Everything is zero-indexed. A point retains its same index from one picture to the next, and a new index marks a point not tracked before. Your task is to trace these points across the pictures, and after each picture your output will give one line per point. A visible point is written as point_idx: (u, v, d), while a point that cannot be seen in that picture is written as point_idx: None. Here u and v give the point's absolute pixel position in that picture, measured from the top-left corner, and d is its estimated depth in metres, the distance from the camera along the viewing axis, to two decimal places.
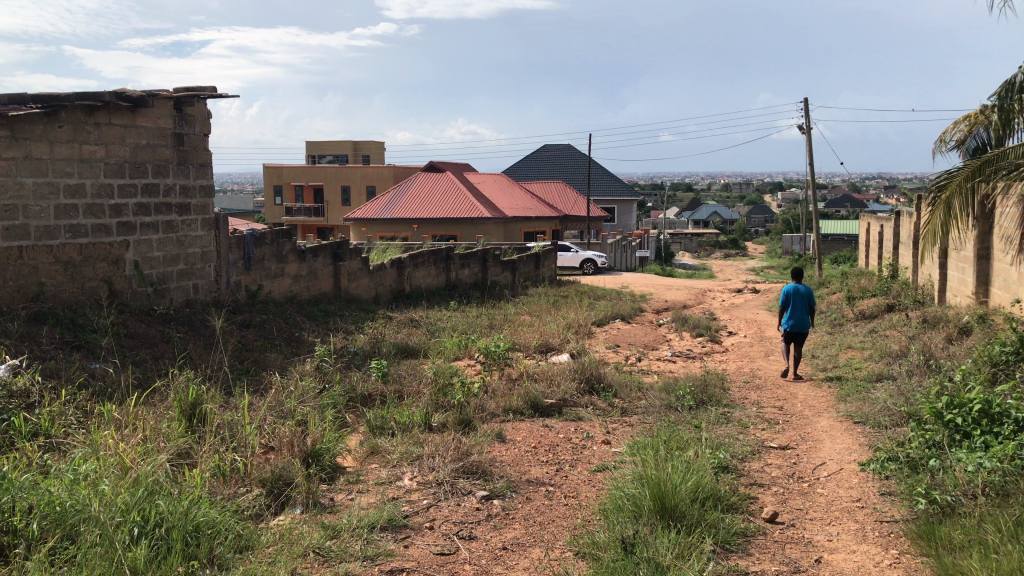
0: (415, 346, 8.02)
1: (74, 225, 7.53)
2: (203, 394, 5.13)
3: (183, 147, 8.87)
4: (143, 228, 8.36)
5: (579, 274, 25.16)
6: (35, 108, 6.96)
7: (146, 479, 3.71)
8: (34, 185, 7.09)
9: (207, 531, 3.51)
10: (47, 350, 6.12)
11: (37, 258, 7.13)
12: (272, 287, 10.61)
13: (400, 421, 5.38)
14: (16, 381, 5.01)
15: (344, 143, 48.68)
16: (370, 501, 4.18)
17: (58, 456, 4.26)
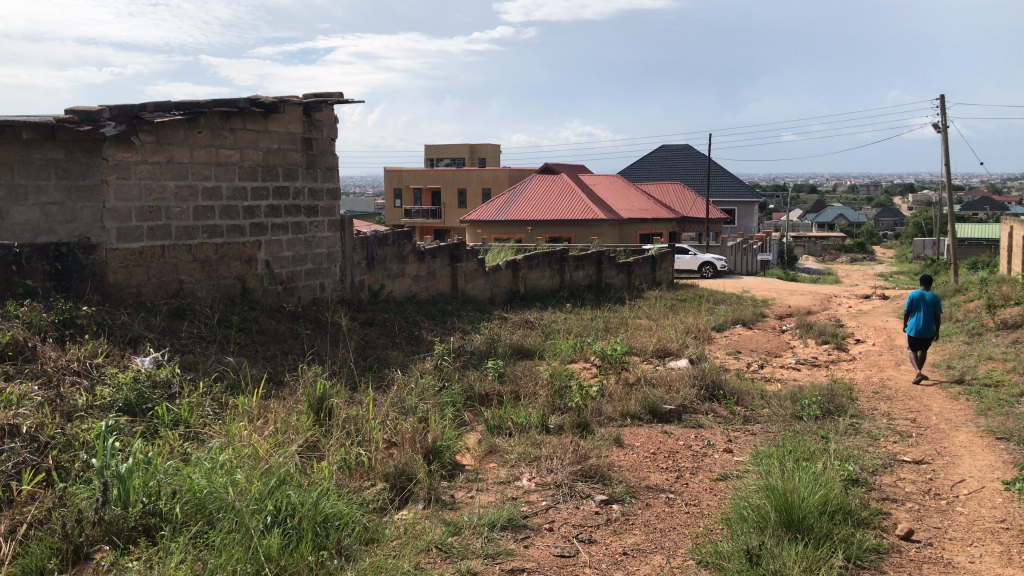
0: (531, 347, 8.07)
1: (211, 225, 7.93)
2: (329, 389, 5.32)
3: (311, 151, 9.21)
4: (274, 229, 8.74)
5: (697, 277, 24.71)
6: (178, 115, 7.33)
7: (278, 469, 3.88)
8: (176, 188, 7.51)
9: (335, 522, 3.64)
10: (186, 343, 6.48)
11: (177, 257, 7.55)
12: (393, 287, 10.89)
13: (518, 422, 5.42)
14: (160, 373, 5.33)
15: (461, 147, 49.55)
16: (490, 499, 4.23)
17: (197, 444, 4.50)
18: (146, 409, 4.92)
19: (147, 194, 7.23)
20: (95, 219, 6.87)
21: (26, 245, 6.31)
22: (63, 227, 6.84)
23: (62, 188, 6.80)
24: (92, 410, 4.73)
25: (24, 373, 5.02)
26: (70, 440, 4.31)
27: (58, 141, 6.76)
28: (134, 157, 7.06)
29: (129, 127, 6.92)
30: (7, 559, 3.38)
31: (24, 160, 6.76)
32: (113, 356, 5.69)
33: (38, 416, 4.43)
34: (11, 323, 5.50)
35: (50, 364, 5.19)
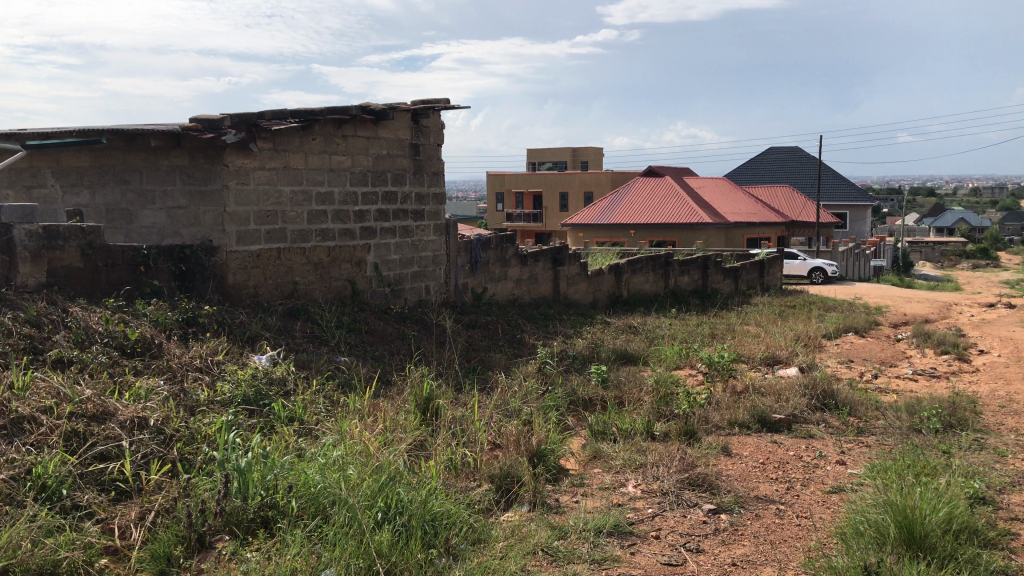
0: (635, 352, 8.01)
1: (324, 229, 8.20)
2: (436, 390, 5.42)
3: (418, 156, 9.41)
4: (383, 233, 8.96)
5: (807, 283, 24.00)
6: (294, 122, 7.58)
7: (389, 467, 3.98)
8: (291, 193, 7.79)
9: (443, 521, 3.70)
10: (300, 343, 6.72)
11: (291, 259, 7.84)
12: (496, 290, 11.01)
13: (623, 428, 5.40)
14: (275, 371, 5.55)
15: (564, 151, 49.62)
16: (595, 505, 4.22)
17: (310, 440, 4.66)
18: (262, 405, 5.12)
19: (264, 198, 7.52)
20: (217, 222, 7.19)
21: (154, 247, 6.62)
22: (185, 229, 7.34)
23: (186, 193, 7.29)
24: (212, 405, 4.96)
25: (151, 368, 5.30)
26: (193, 433, 4.52)
27: (183, 148, 7.25)
28: (253, 163, 7.35)
29: (248, 135, 7.20)
30: (137, 544, 3.60)
31: (154, 166, 7.41)
32: (232, 354, 5.95)
33: (164, 409, 4.67)
34: (139, 321, 5.83)
35: (175, 360, 5.47)
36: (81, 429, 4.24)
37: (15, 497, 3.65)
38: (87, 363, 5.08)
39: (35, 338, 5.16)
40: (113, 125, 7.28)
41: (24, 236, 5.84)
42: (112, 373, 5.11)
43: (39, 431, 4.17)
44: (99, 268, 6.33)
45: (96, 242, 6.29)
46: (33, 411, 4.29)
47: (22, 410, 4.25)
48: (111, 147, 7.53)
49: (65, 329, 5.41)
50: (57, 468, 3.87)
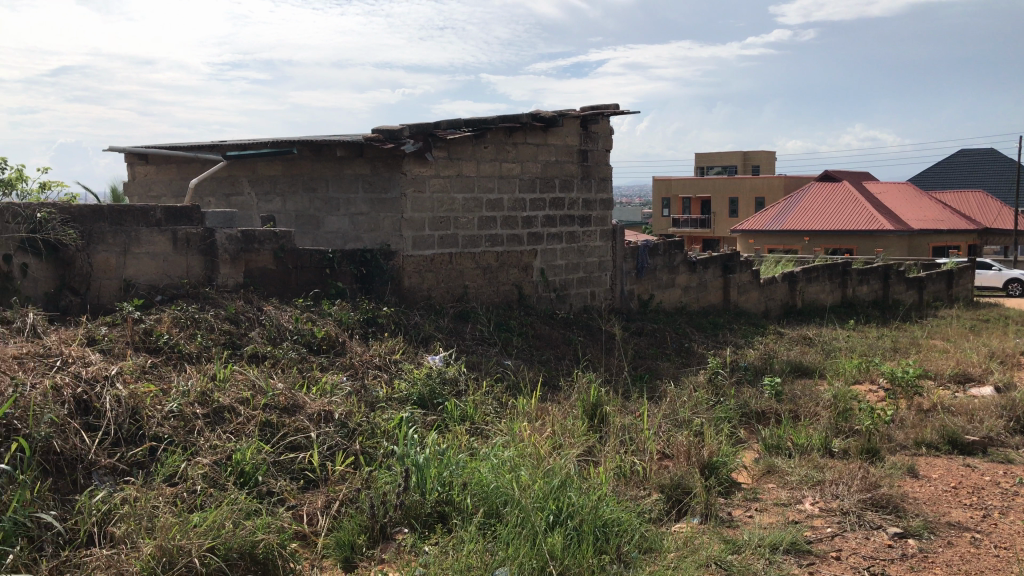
0: (810, 365, 7.69)
1: (493, 235, 8.40)
2: (604, 396, 5.43)
3: (587, 162, 9.47)
4: (550, 239, 9.07)
5: (1002, 295, 22.19)
6: (467, 131, 7.81)
7: (561, 470, 4.04)
8: (463, 200, 8.03)
9: (614, 528, 3.71)
10: (470, 345, 6.91)
11: (462, 263, 8.08)
12: (663, 297, 10.89)
13: (799, 443, 5.20)
14: (449, 371, 5.75)
15: (733, 155, 48.36)
16: (771, 521, 4.10)
17: (483, 440, 4.79)
18: (437, 404, 5.32)
19: (439, 205, 7.80)
20: (394, 228, 7.52)
21: (338, 251, 7.00)
22: (366, 235, 7.73)
23: (367, 200, 7.67)
24: (390, 402, 5.19)
25: (336, 365, 5.63)
26: (373, 428, 4.76)
27: (365, 158, 7.63)
28: (428, 171, 7.64)
29: (425, 144, 7.49)
30: (324, 531, 3.84)
31: (338, 175, 7.86)
32: (408, 353, 6.21)
33: (348, 405, 4.94)
34: (325, 320, 6.19)
35: (357, 358, 5.78)
36: (274, 420, 4.56)
37: (218, 480, 3.97)
38: (279, 358, 5.45)
39: (234, 334, 5.58)
40: (303, 137, 7.78)
41: (225, 240, 6.32)
42: (300, 368, 5.45)
43: (237, 420, 4.51)
44: (289, 270, 6.76)
45: (287, 246, 6.72)
46: (232, 401, 4.64)
47: (223, 400, 4.61)
48: (300, 157, 8.05)
49: (260, 327, 5.82)
50: (254, 455, 4.18)
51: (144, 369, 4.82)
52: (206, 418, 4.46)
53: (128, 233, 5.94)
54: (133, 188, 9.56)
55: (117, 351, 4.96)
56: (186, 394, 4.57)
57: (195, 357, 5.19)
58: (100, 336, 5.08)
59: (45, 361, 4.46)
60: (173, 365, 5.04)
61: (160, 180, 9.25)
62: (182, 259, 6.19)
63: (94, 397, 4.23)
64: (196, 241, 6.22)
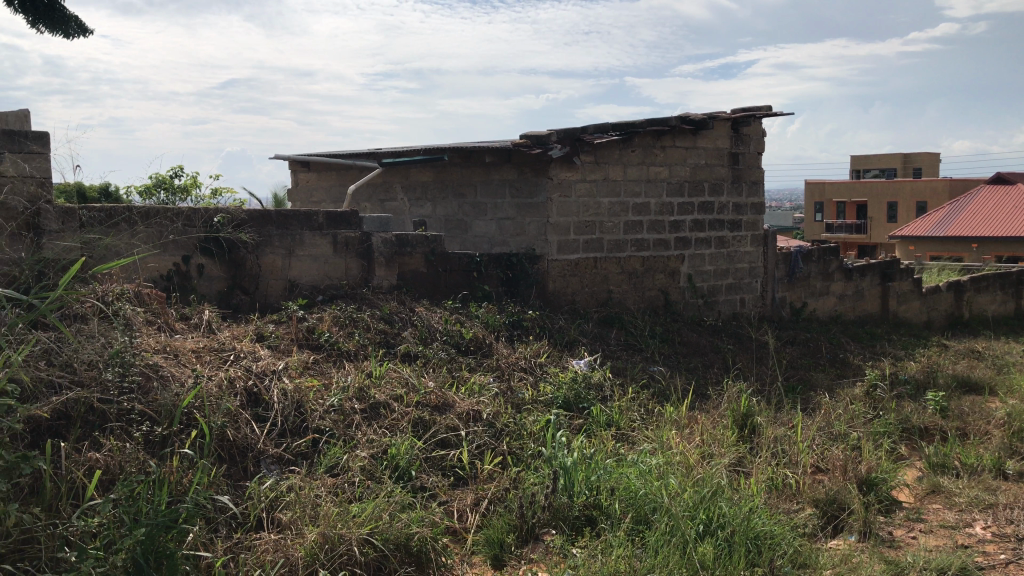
0: (979, 380, 7.21)
1: (639, 239, 8.35)
2: (755, 406, 5.29)
3: (737, 165, 9.26)
4: (699, 244, 8.92)
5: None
6: (614, 135, 7.74)
7: (711, 481, 3.99)
8: (609, 204, 8.02)
9: (767, 541, 3.62)
10: (615, 350, 6.89)
11: (608, 268, 8.08)
12: (817, 305, 10.49)
13: (968, 463, 4.90)
14: (595, 376, 5.75)
15: (893, 158, 45.94)
16: (937, 543, 3.89)
17: (629, 446, 4.78)
18: (582, 408, 5.33)
19: (585, 209, 7.83)
20: (540, 232, 7.60)
21: (485, 255, 7.15)
22: (513, 239, 7.86)
23: (514, 205, 7.80)
24: (536, 404, 5.26)
25: (483, 366, 5.76)
26: (520, 429, 4.84)
27: (513, 163, 7.76)
28: (575, 176, 7.69)
29: (572, 149, 7.54)
30: (474, 528, 3.94)
31: (487, 180, 8.02)
32: (554, 356, 6.27)
33: (495, 405, 5.05)
34: (473, 322, 6.34)
35: (503, 360, 5.89)
36: (426, 417, 4.71)
37: (375, 473, 4.14)
38: (429, 358, 5.63)
39: (388, 333, 5.81)
40: (454, 143, 7.99)
41: (381, 243, 6.58)
42: (450, 368, 5.61)
43: (392, 416, 4.69)
44: (440, 272, 6.96)
45: (437, 249, 6.92)
46: (387, 398, 4.83)
47: (378, 396, 4.81)
48: (451, 163, 8.26)
49: (412, 327, 6.02)
50: (407, 450, 4.34)
51: (307, 365, 5.09)
52: (363, 413, 4.67)
53: (293, 236, 6.28)
54: (296, 194, 10.10)
55: (283, 347, 5.26)
56: (345, 389, 4.79)
57: (352, 354, 5.44)
58: (268, 332, 5.40)
59: (219, 354, 4.78)
60: (333, 362, 5.30)
61: (320, 186, 9.73)
62: (341, 261, 6.50)
63: (263, 390, 4.51)
64: (353, 244, 6.52)
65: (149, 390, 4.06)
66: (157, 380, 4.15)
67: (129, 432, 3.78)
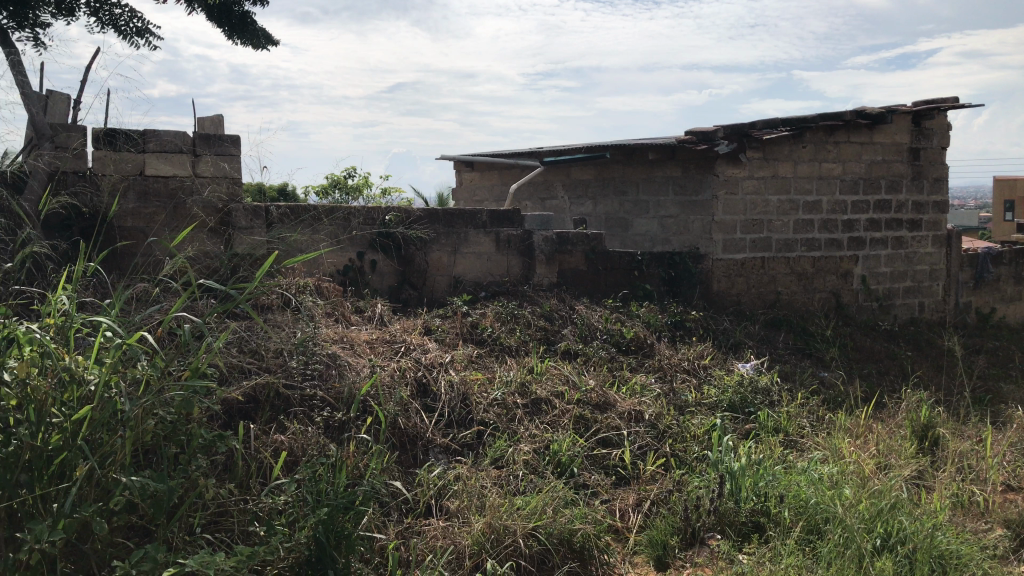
0: None
1: (810, 239, 8.02)
2: (937, 417, 4.98)
3: (918, 161, 8.72)
4: (874, 244, 8.48)
5: None
6: (785, 131, 7.46)
7: (890, 493, 3.80)
8: (778, 202, 7.76)
9: (953, 560, 3.41)
10: (782, 354, 6.66)
11: (775, 269, 7.82)
12: (1007, 311, 9.73)
13: None
14: (761, 380, 5.58)
15: None
16: None
17: (798, 453, 4.62)
18: (748, 412, 5.20)
19: (752, 207, 7.61)
20: (705, 231, 7.48)
21: (647, 253, 7.08)
22: (676, 237, 7.76)
23: (678, 203, 7.70)
24: (699, 407, 5.16)
25: (645, 366, 5.72)
26: (684, 432, 4.77)
27: (676, 160, 7.67)
28: (742, 173, 7.50)
29: (739, 145, 7.34)
30: (636, 528, 3.92)
31: (649, 178, 7.96)
32: (718, 359, 6.13)
33: (657, 406, 5.01)
34: (634, 321, 6.30)
35: (666, 361, 5.83)
36: (587, 415, 4.74)
37: (539, 468, 4.20)
38: (591, 356, 5.64)
39: (550, 330, 5.87)
40: (617, 141, 7.96)
41: (542, 241, 6.65)
42: (611, 367, 5.60)
43: (554, 412, 4.75)
44: (601, 271, 6.95)
45: (598, 248, 6.91)
46: (549, 394, 4.89)
47: (541, 392, 4.88)
48: (613, 161, 8.24)
49: (573, 325, 6.06)
50: (569, 447, 4.38)
51: (472, 359, 5.23)
52: (525, 408, 4.75)
53: (459, 234, 6.46)
54: (461, 193, 10.38)
55: (449, 340, 5.43)
56: (508, 384, 4.88)
57: (515, 349, 5.54)
58: (435, 326, 5.58)
59: (390, 346, 4.99)
60: (495, 356, 5.41)
61: (483, 185, 9.95)
62: (503, 259, 6.63)
63: (431, 381, 4.67)
64: (515, 242, 6.63)
65: (329, 378, 4.31)
66: (334, 368, 4.38)
67: (312, 417, 4.02)
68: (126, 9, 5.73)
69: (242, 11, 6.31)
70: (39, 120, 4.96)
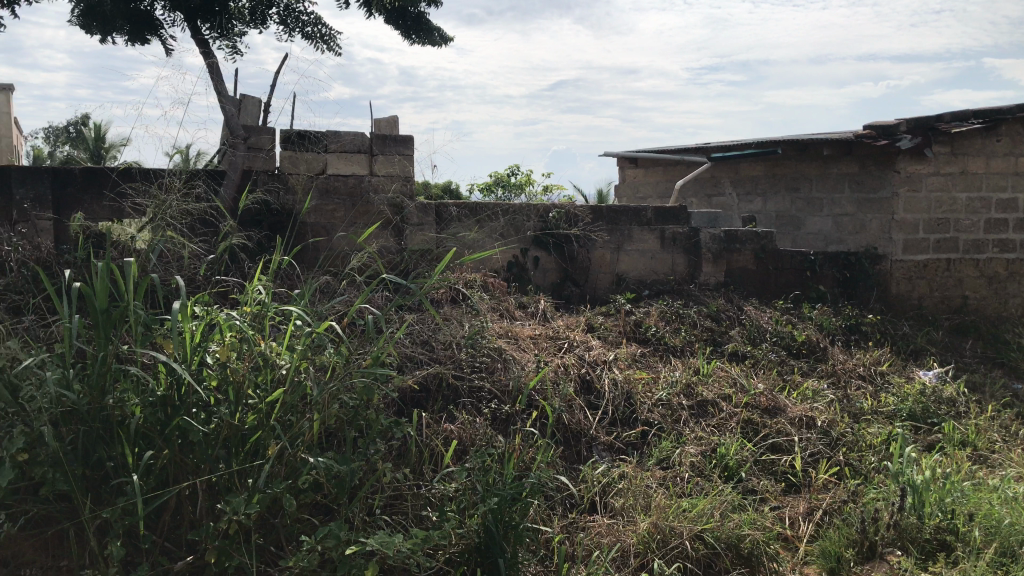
0: None
1: (1004, 239, 7.42)
2: None
3: None
4: None
5: None
6: (976, 123, 6.96)
7: None
8: (967, 200, 7.26)
9: None
10: (970, 362, 6.22)
11: (962, 271, 7.33)
12: None
13: None
14: (945, 390, 5.23)
15: None
16: None
17: (989, 470, 4.30)
18: (931, 423, 4.89)
19: (937, 206, 7.19)
20: (884, 231, 7.20)
21: (821, 253, 6.79)
22: (851, 237, 7.49)
23: (854, 201, 7.42)
24: (876, 415, 4.91)
25: (817, 371, 5.49)
26: (859, 441, 4.55)
27: (853, 156, 7.38)
28: (926, 168, 7.12)
29: (924, 139, 6.98)
30: (807, 538, 3.77)
31: (824, 175, 7.67)
32: (897, 365, 5.80)
33: (831, 413, 4.80)
34: (806, 324, 6.06)
35: (840, 366, 5.59)
36: (756, 419, 4.61)
37: (705, 471, 4.13)
38: (759, 358, 5.47)
39: (716, 331, 5.74)
40: (788, 137, 7.71)
41: (708, 239, 6.51)
42: (780, 371, 5.43)
43: (720, 415, 4.65)
44: (770, 271, 6.74)
45: (768, 247, 6.71)
46: (715, 396, 4.80)
47: (707, 394, 4.79)
48: (784, 157, 7.97)
49: (740, 325, 5.91)
50: (737, 452, 4.28)
51: (636, 358, 5.20)
52: (691, 409, 4.68)
53: (623, 232, 6.43)
54: (623, 190, 10.30)
55: (612, 338, 5.42)
56: (674, 384, 4.84)
57: (680, 350, 5.45)
58: (598, 323, 5.58)
59: (555, 342, 5.04)
60: (660, 356, 5.35)
61: (647, 182, 9.84)
62: (668, 256, 6.55)
63: (596, 378, 4.68)
64: (681, 240, 6.53)
65: (496, 371, 4.40)
66: (501, 362, 4.47)
67: (480, 408, 4.13)
68: (312, 15, 6.07)
69: (417, 13, 6.54)
70: (233, 123, 5.37)
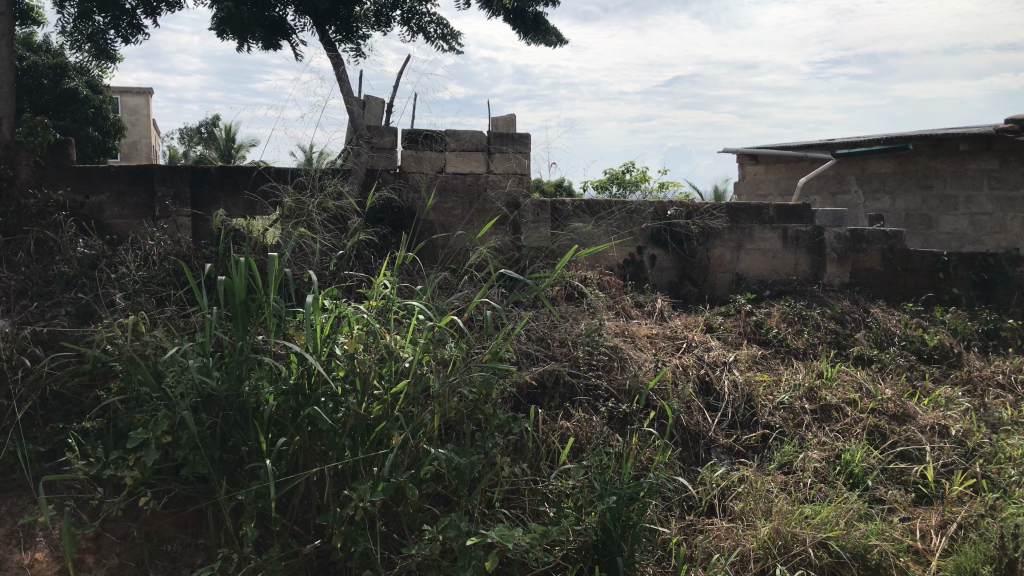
0: None
1: None
2: None
3: None
4: None
5: None
6: None
7: None
8: None
9: None
10: None
11: None
12: None
13: None
14: None
15: None
16: None
17: None
18: None
19: None
20: None
21: (955, 254, 6.47)
22: (990, 236, 7.36)
23: (993, 199, 7.25)
24: (1017, 426, 4.63)
25: (951, 378, 5.23)
26: (997, 451, 4.31)
27: (993, 152, 7.18)
28: None
29: None
30: (940, 552, 3.59)
31: (959, 171, 7.44)
32: None
33: (966, 422, 4.57)
34: (938, 328, 5.79)
35: (976, 372, 5.30)
36: (884, 426, 4.45)
37: (829, 478, 4.01)
38: (887, 363, 5.26)
39: (841, 333, 5.55)
40: (921, 132, 7.38)
41: (833, 239, 6.30)
42: (910, 376, 5.20)
43: (845, 420, 4.50)
44: (899, 272, 6.47)
45: (898, 248, 6.44)
46: (840, 401, 4.64)
47: (831, 398, 4.65)
48: (915, 153, 7.65)
49: (866, 328, 5.68)
50: (863, 459, 4.13)
51: (757, 360, 5.08)
52: (813, 414, 4.55)
53: (743, 230, 6.29)
54: (742, 188, 10.06)
55: (732, 339, 5.31)
56: (796, 387, 4.71)
57: (802, 353, 5.29)
58: (717, 323, 5.48)
59: (673, 342, 4.98)
60: (781, 359, 5.21)
61: (767, 179, 9.58)
62: (790, 256, 6.36)
63: (715, 379, 4.61)
64: (804, 239, 6.34)
65: (612, 370, 4.39)
66: (617, 361, 4.46)
67: (598, 407, 4.13)
68: (433, 17, 6.19)
69: (535, 12, 6.57)
70: (358, 123, 5.54)
